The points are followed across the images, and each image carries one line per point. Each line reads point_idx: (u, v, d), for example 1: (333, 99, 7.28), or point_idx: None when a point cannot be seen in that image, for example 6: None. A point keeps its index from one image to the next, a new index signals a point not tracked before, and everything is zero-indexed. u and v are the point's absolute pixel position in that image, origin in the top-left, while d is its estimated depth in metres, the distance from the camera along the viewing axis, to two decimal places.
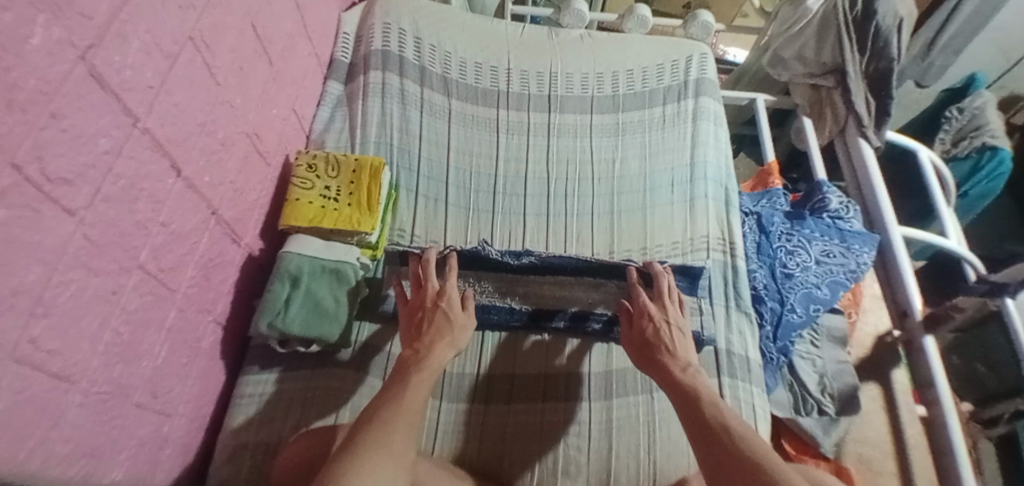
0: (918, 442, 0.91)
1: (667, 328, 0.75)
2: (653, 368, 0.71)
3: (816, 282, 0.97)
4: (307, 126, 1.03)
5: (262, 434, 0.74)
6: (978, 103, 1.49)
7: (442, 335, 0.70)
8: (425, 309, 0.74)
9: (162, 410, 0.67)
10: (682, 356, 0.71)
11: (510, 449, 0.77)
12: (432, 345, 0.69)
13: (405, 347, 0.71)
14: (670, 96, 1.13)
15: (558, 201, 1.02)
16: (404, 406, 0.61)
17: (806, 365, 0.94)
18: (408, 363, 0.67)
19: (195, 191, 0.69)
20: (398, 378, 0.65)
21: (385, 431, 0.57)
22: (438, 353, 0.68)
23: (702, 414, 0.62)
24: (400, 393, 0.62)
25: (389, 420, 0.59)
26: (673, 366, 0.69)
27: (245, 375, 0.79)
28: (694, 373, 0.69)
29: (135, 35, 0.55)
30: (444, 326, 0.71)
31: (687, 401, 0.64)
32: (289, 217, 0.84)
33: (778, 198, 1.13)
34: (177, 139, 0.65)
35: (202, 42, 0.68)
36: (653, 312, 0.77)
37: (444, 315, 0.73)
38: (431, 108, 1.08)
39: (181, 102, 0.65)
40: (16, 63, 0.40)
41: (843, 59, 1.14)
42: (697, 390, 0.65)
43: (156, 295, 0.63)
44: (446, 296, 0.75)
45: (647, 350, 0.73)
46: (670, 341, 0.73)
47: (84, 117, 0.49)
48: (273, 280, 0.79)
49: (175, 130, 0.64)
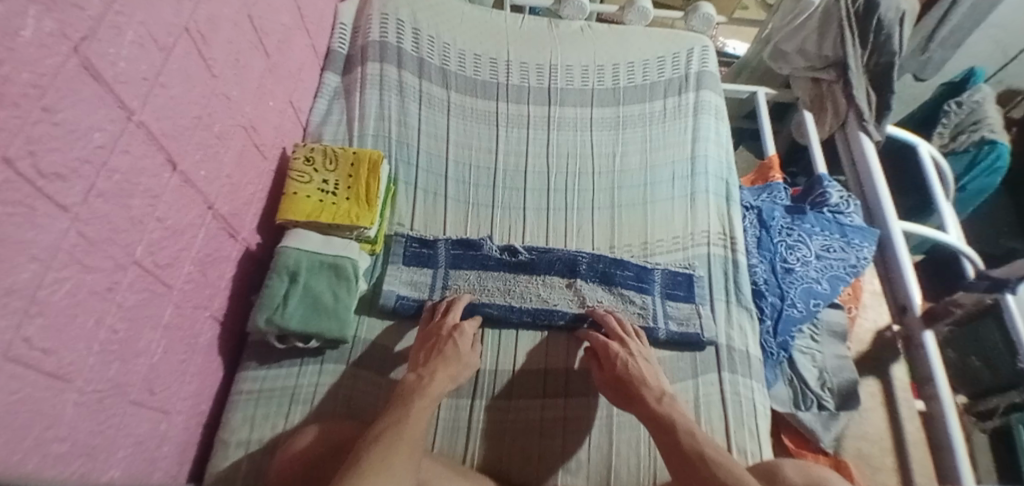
0: (917, 437, 0.92)
1: (634, 361, 0.76)
2: (629, 403, 0.71)
3: (816, 277, 0.97)
4: (304, 118, 1.02)
5: (260, 432, 0.73)
6: (977, 97, 1.49)
7: (447, 366, 0.72)
8: (439, 336, 0.77)
9: (160, 408, 0.66)
10: (656, 386, 0.72)
11: (509, 446, 0.76)
12: (435, 372, 0.71)
13: (409, 372, 0.72)
14: (671, 90, 1.12)
15: (558, 195, 1.01)
16: (408, 424, 0.61)
17: (805, 360, 0.94)
18: (411, 390, 0.68)
19: (191, 186, 0.68)
20: (399, 403, 0.65)
21: (388, 456, 0.56)
22: (438, 382, 0.70)
23: (683, 450, 0.62)
24: (402, 416, 0.63)
25: (389, 442, 0.58)
26: (648, 400, 0.69)
27: (243, 371, 0.78)
28: (670, 402, 0.69)
29: (129, 26, 0.54)
30: (452, 356, 0.74)
31: (667, 434, 0.64)
32: (287, 211, 0.83)
33: (778, 193, 1.12)
34: (173, 133, 0.64)
35: (198, 33, 0.67)
36: (617, 348, 0.77)
37: (455, 348, 0.75)
38: (430, 101, 1.07)
39: (176, 95, 0.64)
40: (7, 56, 0.38)
41: (845, 53, 1.14)
42: (673, 422, 0.66)
43: (152, 292, 0.63)
44: (461, 330, 0.78)
45: (618, 386, 0.73)
46: (640, 372, 0.74)
47: (77, 110, 0.48)
48: (271, 275, 0.78)
49: (170, 123, 0.63)
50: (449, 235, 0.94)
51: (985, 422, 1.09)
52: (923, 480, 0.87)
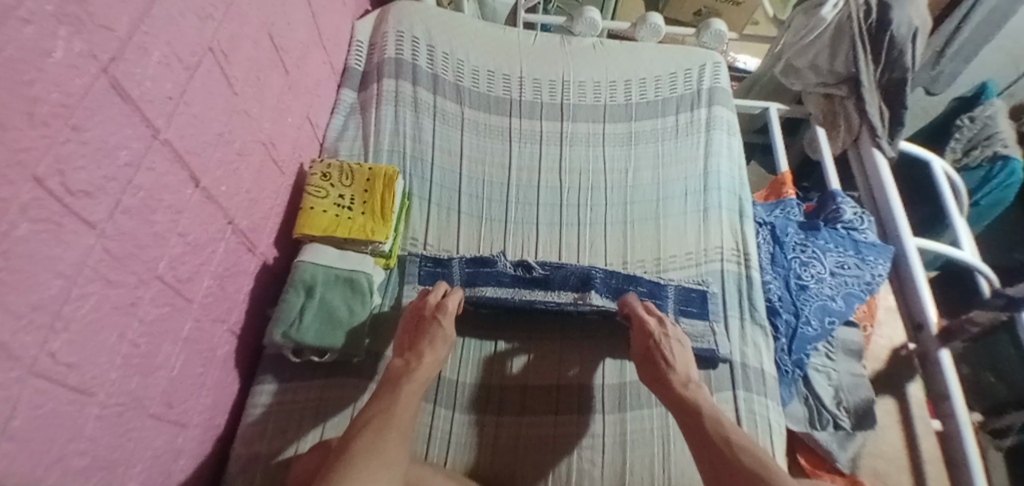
0: (933, 455, 0.90)
1: (666, 342, 0.78)
2: (656, 384, 0.76)
3: (831, 294, 0.96)
4: (320, 133, 1.03)
5: (276, 445, 0.74)
6: (989, 112, 1.49)
7: (434, 349, 0.74)
8: (423, 318, 0.78)
9: (177, 422, 0.67)
10: (683, 370, 0.76)
11: (522, 461, 0.77)
12: (423, 356, 0.73)
13: (396, 357, 0.75)
14: (683, 105, 1.12)
15: (571, 210, 1.01)
16: (395, 410, 0.66)
17: (820, 378, 0.93)
18: (399, 374, 0.71)
19: (211, 201, 0.69)
20: (388, 389, 0.69)
21: (376, 445, 0.60)
22: (425, 367, 0.72)
23: (707, 433, 0.66)
24: (390, 402, 0.67)
25: (379, 427, 0.63)
26: (674, 384, 0.74)
27: (258, 385, 0.79)
28: (695, 388, 0.73)
29: (155, 47, 0.55)
30: (438, 336, 0.75)
31: (693, 418, 0.69)
32: (303, 226, 0.84)
33: (791, 208, 1.12)
34: (195, 149, 0.65)
35: (220, 52, 0.69)
36: (653, 326, 0.80)
37: (440, 328, 0.76)
38: (444, 116, 1.08)
39: (199, 113, 0.65)
40: (37, 77, 0.40)
41: (857, 69, 1.14)
42: (699, 408, 0.70)
43: (173, 306, 0.63)
44: (444, 309, 0.78)
45: (649, 364, 0.77)
46: (670, 354, 0.77)
47: (104, 130, 0.49)
48: (287, 290, 0.79)
49: (193, 140, 0.64)
50: (462, 253, 0.94)
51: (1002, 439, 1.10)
52: None
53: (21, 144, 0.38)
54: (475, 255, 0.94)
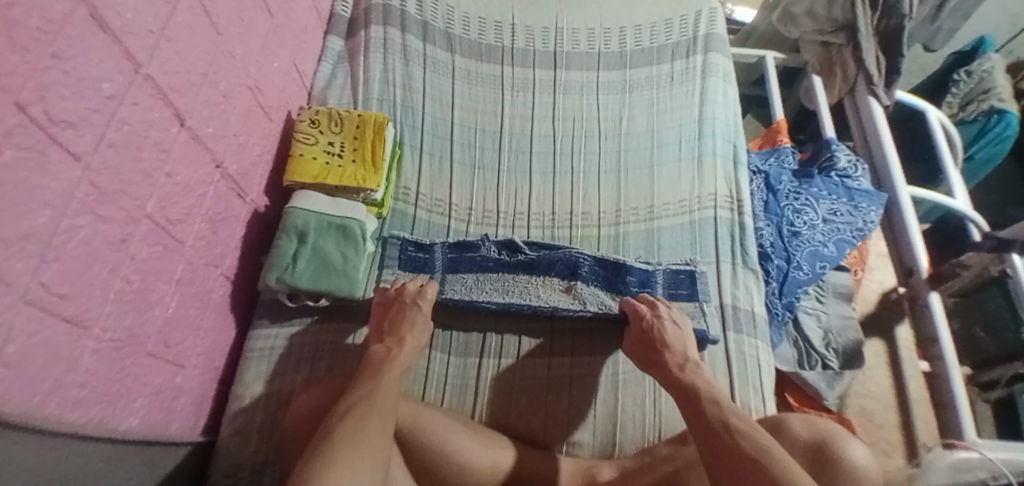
0: (921, 395, 0.92)
1: (661, 324, 0.77)
2: (654, 368, 0.73)
3: (822, 240, 0.97)
4: (308, 82, 1.01)
5: (275, 386, 0.75)
6: (987, 66, 1.48)
7: (414, 334, 0.73)
8: (401, 303, 0.77)
9: (175, 361, 0.67)
10: (680, 352, 0.73)
11: (518, 402, 0.79)
12: (403, 343, 0.71)
13: (377, 344, 0.72)
14: (679, 53, 1.10)
15: (564, 158, 1.00)
16: (378, 396, 0.61)
17: (810, 321, 0.94)
18: (379, 360, 0.68)
19: (199, 142, 0.68)
20: (370, 374, 0.65)
21: (360, 426, 0.56)
22: (406, 354, 0.70)
23: (704, 415, 0.61)
24: (373, 385, 0.63)
25: (361, 413, 0.58)
26: (671, 367, 0.71)
27: (255, 329, 0.79)
28: (693, 369, 0.70)
29: None
30: (417, 320, 0.75)
31: (690, 398, 0.65)
32: (294, 173, 0.84)
33: (785, 157, 1.11)
34: (180, 87, 0.63)
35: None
36: (645, 310, 0.79)
37: (421, 314, 0.76)
38: (434, 64, 1.06)
39: (183, 50, 0.63)
40: (19, 1, 0.38)
41: (855, 16, 1.12)
42: (697, 389, 0.66)
43: (164, 246, 0.63)
44: (422, 295, 0.78)
45: (647, 348, 0.75)
46: (667, 336, 0.75)
47: (87, 59, 0.47)
48: (281, 236, 0.78)
49: (177, 78, 0.63)
50: (449, 238, 0.91)
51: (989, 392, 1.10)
52: (927, 439, 0.87)
53: (2, 68, 0.37)
54: (460, 237, 0.92)
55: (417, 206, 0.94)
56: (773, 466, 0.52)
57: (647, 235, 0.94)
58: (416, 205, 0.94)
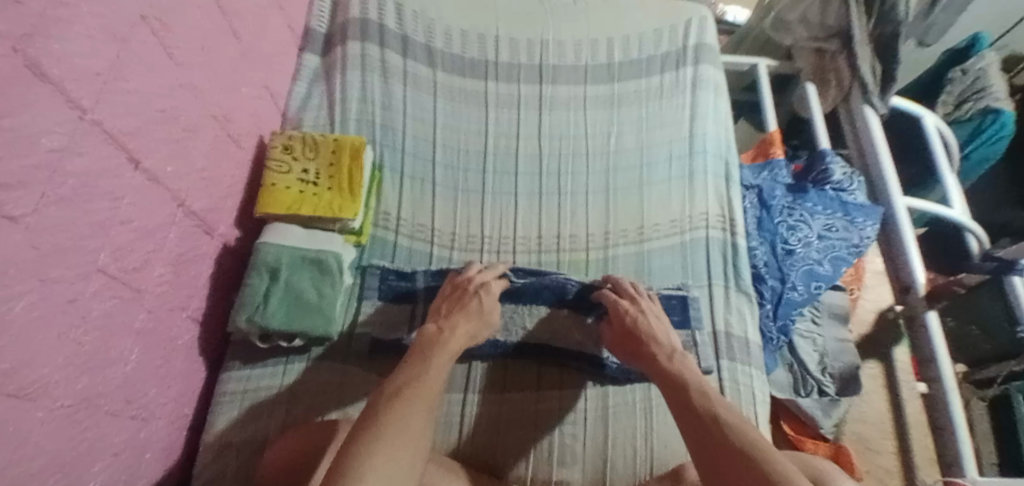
0: (919, 419, 0.90)
1: (644, 317, 0.75)
2: (641, 360, 0.71)
3: (818, 258, 0.94)
4: (282, 104, 0.97)
5: (248, 433, 0.71)
6: (982, 64, 1.43)
7: (469, 324, 0.72)
8: (464, 291, 0.76)
9: (138, 416, 0.64)
10: (668, 344, 0.72)
11: (505, 440, 0.76)
12: (456, 327, 0.71)
13: (431, 323, 0.72)
14: (668, 64, 1.06)
15: (551, 179, 0.97)
16: (427, 379, 0.61)
17: (805, 345, 0.91)
18: (432, 341, 0.68)
19: (157, 184, 0.64)
20: (420, 354, 0.65)
21: (405, 413, 0.55)
22: (459, 338, 0.69)
23: (691, 406, 0.60)
24: (422, 369, 0.62)
25: (407, 395, 0.57)
26: (659, 358, 0.69)
27: (226, 371, 0.76)
28: (681, 360, 0.68)
29: (76, 18, 0.48)
30: (475, 310, 0.74)
31: (676, 390, 0.63)
32: (266, 204, 0.79)
33: (779, 170, 1.08)
34: (135, 129, 0.59)
35: (157, 20, 0.61)
36: (627, 305, 0.77)
37: (480, 304, 0.75)
38: (415, 81, 1.01)
39: (136, 89, 0.59)
40: None
41: (849, 23, 1.07)
42: (684, 380, 0.64)
43: (122, 298, 0.59)
44: (486, 288, 0.77)
45: (631, 342, 0.74)
46: (651, 328, 0.74)
47: (27, 114, 0.43)
48: (250, 273, 0.74)
49: (130, 120, 0.58)
50: (428, 266, 0.87)
51: (985, 390, 1.18)
52: (927, 474, 0.85)
53: None
54: (442, 266, 0.87)
55: (397, 233, 0.90)
56: (762, 454, 0.51)
57: (637, 259, 0.90)
58: (397, 232, 0.90)
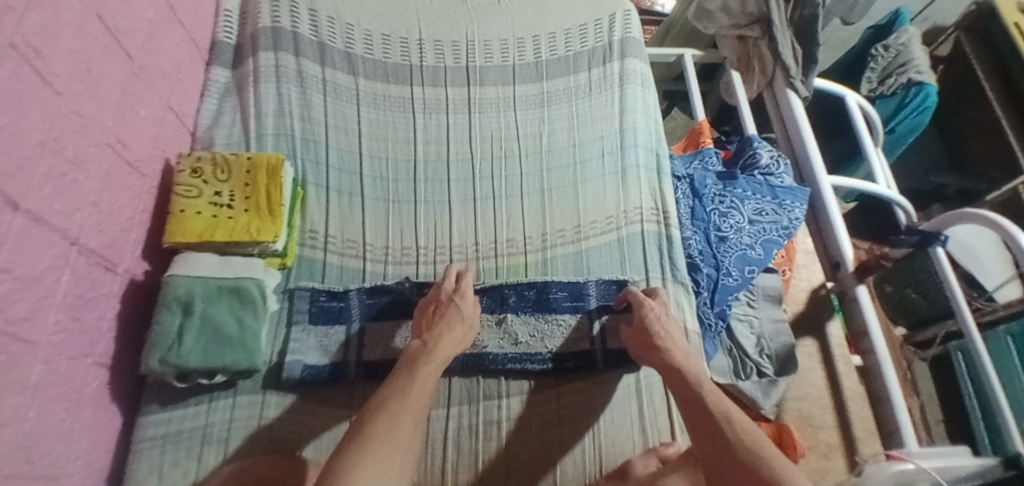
0: (856, 392, 0.94)
1: (665, 320, 0.74)
2: (652, 353, 0.71)
3: (750, 243, 0.96)
4: (189, 123, 0.92)
5: (170, 479, 0.67)
6: (903, 40, 1.52)
7: (453, 330, 0.70)
8: (439, 301, 0.74)
9: (44, 475, 0.59)
10: (684, 346, 0.71)
11: (449, 460, 0.73)
12: (440, 337, 0.69)
13: (415, 338, 0.70)
14: (595, 60, 1.06)
15: (484, 183, 0.95)
16: (413, 391, 0.59)
17: (743, 328, 0.95)
18: (416, 355, 0.66)
19: (44, 224, 0.58)
20: (406, 371, 0.63)
21: (393, 425, 0.53)
22: (444, 346, 0.68)
23: (705, 405, 0.59)
24: (408, 382, 0.60)
25: (394, 409, 0.55)
26: (673, 356, 0.68)
27: (142, 417, 0.71)
28: (696, 363, 0.67)
29: None
30: (456, 318, 0.71)
31: (690, 387, 0.62)
32: (174, 232, 0.74)
33: (709, 158, 1.10)
34: (12, 167, 0.52)
35: (30, 47, 0.55)
36: (653, 304, 0.76)
37: (459, 312, 0.73)
38: (336, 90, 0.97)
39: (8, 122, 0.52)
40: None
41: (769, 9, 1.11)
42: (698, 381, 0.63)
43: (14, 352, 0.53)
44: (461, 293, 0.75)
45: (644, 335, 0.73)
46: (669, 330, 0.73)
47: None
48: (160, 310, 0.69)
49: (5, 158, 0.52)
50: (364, 283, 0.84)
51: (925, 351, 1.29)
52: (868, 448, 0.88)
53: None
54: (377, 282, 0.84)
55: (326, 251, 0.87)
56: (769, 452, 0.49)
57: (575, 260, 0.90)
58: (326, 250, 0.87)
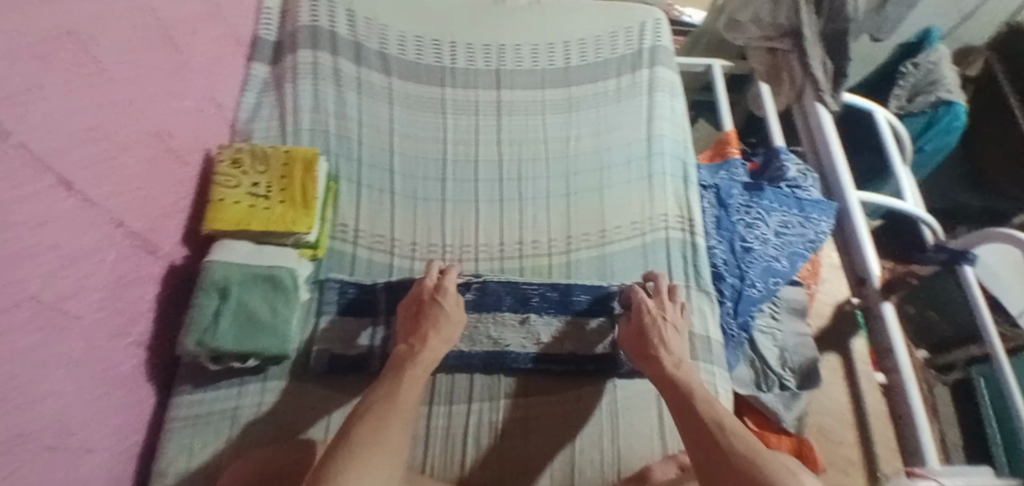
0: (878, 410, 0.92)
1: (662, 322, 0.74)
2: (646, 360, 0.71)
3: (775, 255, 0.96)
4: (229, 115, 0.95)
5: (198, 460, 0.68)
6: (935, 57, 1.48)
7: (440, 331, 0.71)
8: (421, 302, 0.75)
9: (80, 448, 0.61)
10: (678, 352, 0.71)
11: (468, 457, 0.74)
12: (426, 339, 0.69)
13: (401, 342, 0.71)
14: (625, 67, 1.07)
15: (511, 184, 0.97)
16: (399, 394, 0.60)
17: (766, 340, 0.93)
18: (403, 359, 0.67)
19: (92, 205, 0.61)
20: (392, 373, 0.65)
21: (381, 429, 0.54)
22: (432, 348, 0.69)
23: (697, 414, 0.58)
24: (393, 388, 0.61)
25: (380, 413, 0.56)
26: (666, 365, 0.68)
27: (176, 397, 0.73)
28: (688, 370, 0.67)
29: None
30: (442, 319, 0.72)
31: (685, 395, 0.62)
32: (213, 220, 0.76)
33: (735, 169, 1.10)
34: (65, 149, 0.55)
35: (86, 36, 0.58)
36: (650, 304, 0.75)
37: (443, 310, 0.73)
38: (369, 89, 1.00)
39: (63, 105, 0.55)
40: None
41: (800, 20, 1.11)
42: (691, 389, 0.63)
43: (57, 326, 0.55)
44: (443, 290, 0.75)
45: (639, 341, 0.73)
46: (665, 334, 0.72)
47: None
48: (198, 294, 0.72)
49: (59, 140, 0.54)
50: (391, 277, 0.86)
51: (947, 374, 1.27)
52: (887, 464, 0.86)
53: None
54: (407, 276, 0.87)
55: (356, 244, 0.89)
56: (763, 462, 0.49)
57: (599, 263, 0.90)
58: (355, 243, 0.89)
